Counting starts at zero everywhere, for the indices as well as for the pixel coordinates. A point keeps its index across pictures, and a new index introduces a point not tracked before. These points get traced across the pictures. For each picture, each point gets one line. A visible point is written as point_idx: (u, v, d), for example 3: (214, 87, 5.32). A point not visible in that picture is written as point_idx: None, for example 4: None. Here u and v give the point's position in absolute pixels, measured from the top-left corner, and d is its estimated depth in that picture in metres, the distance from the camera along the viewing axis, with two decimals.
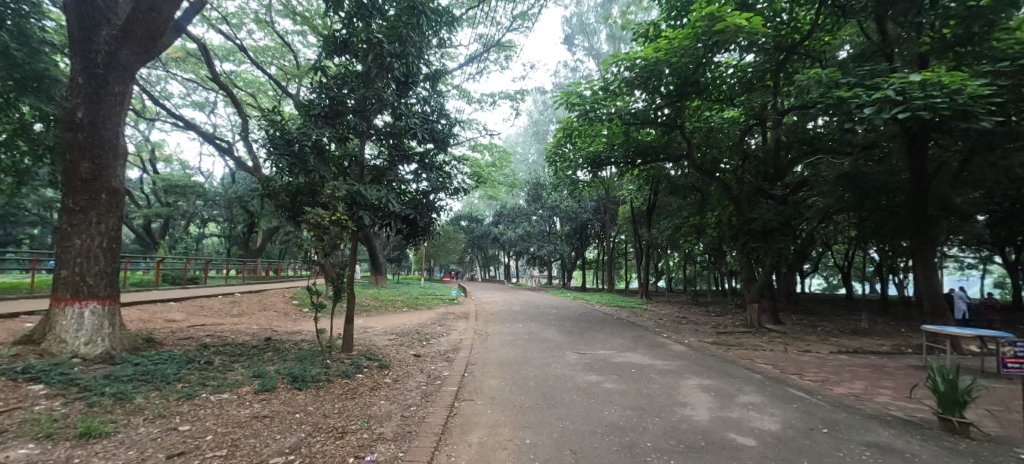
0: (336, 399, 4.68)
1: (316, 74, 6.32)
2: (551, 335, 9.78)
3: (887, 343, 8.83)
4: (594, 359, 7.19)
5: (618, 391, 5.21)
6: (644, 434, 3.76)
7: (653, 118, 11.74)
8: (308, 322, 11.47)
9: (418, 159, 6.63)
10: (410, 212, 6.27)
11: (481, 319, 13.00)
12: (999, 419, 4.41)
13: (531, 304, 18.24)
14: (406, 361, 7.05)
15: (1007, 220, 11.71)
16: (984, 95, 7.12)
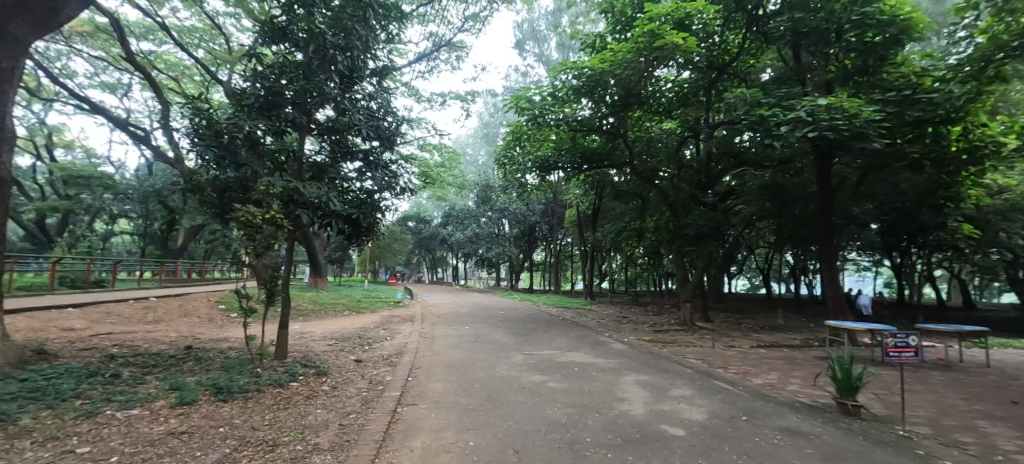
0: (266, 410, 4.45)
1: (251, 61, 5.96)
2: (498, 336, 9.87)
3: (798, 338, 9.80)
4: (539, 359, 7.37)
5: (562, 390, 5.40)
6: (585, 430, 3.94)
7: (599, 126, 12.24)
8: (238, 328, 10.73)
9: (363, 157, 6.48)
10: (354, 212, 6.11)
11: (427, 322, 12.81)
12: (884, 401, 5.08)
13: (478, 306, 18.26)
14: (346, 367, 6.85)
15: (895, 228, 13.43)
16: (877, 119, 8.16)
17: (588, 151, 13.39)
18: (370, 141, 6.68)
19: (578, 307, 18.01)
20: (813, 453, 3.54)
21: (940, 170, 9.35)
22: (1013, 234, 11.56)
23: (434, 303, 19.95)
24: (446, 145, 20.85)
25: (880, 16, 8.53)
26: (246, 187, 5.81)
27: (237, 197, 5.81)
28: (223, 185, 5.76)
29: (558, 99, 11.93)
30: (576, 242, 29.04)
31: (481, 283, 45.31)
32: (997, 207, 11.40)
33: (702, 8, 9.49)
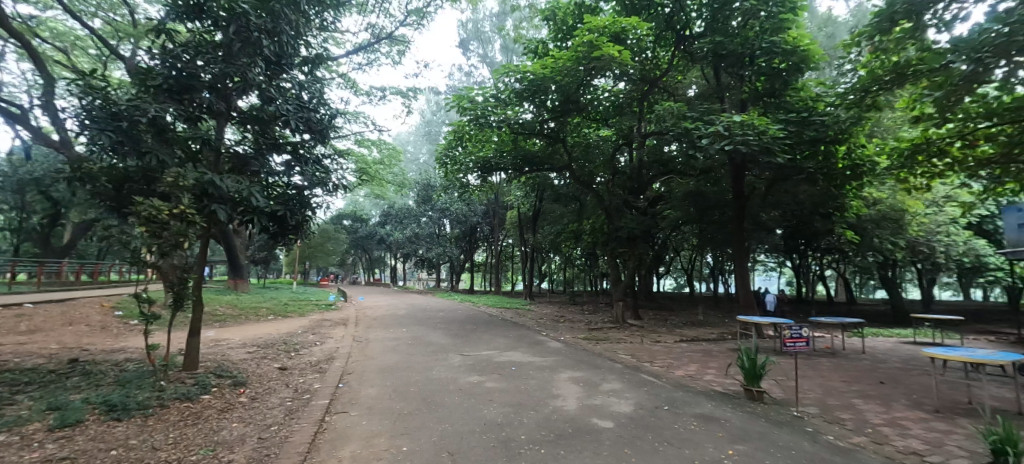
0: (170, 428, 4.10)
1: (159, 36, 5.42)
2: (435, 338, 9.80)
3: (714, 332, 10.73)
4: (477, 360, 7.44)
5: (499, 389, 5.52)
6: (519, 428, 4.09)
7: (540, 130, 12.58)
8: (139, 337, 9.66)
9: (291, 150, 6.14)
10: (280, 209, 5.75)
11: (361, 326, 12.39)
12: (783, 386, 5.76)
13: (416, 308, 17.92)
14: (268, 376, 6.48)
15: (796, 233, 15.13)
16: (780, 137, 9.18)
17: (529, 155, 13.65)
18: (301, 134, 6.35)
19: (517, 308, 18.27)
20: (723, 435, 3.95)
21: (830, 183, 10.56)
22: (883, 239, 13.49)
23: (369, 305, 19.26)
24: (385, 141, 20.20)
25: (785, 46, 9.63)
26: (151, 178, 5.33)
27: (138, 189, 5.31)
28: (122, 174, 5.23)
29: (499, 102, 12.09)
30: (516, 242, 29.46)
31: (421, 284, 44.46)
32: (872, 216, 13.27)
33: (637, 25, 10.09)
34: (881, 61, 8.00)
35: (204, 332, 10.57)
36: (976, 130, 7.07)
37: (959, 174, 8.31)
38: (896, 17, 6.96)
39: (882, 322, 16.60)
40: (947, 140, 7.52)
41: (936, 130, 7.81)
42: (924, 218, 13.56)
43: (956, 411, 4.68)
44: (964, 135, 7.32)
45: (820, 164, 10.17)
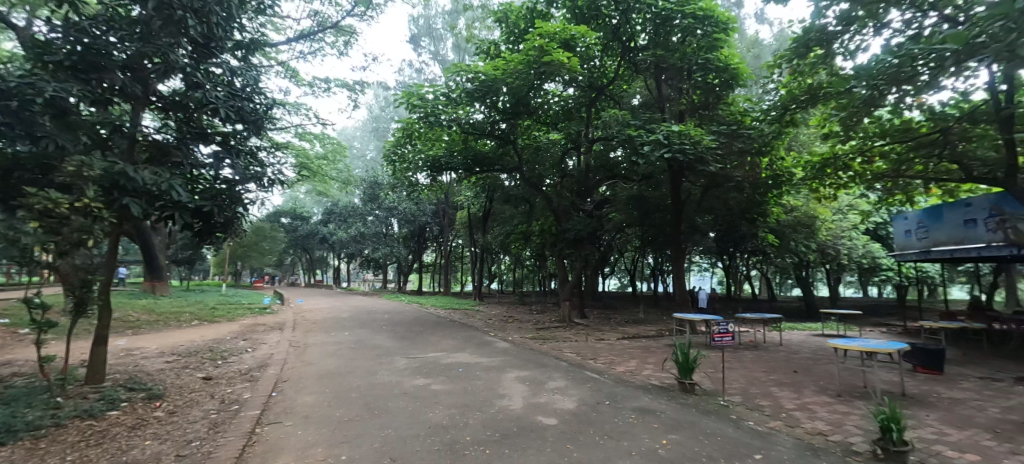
0: (67, 450, 3.73)
1: (62, 7, 4.87)
2: (380, 341, 9.57)
3: (652, 329, 11.36)
4: (423, 362, 7.39)
5: (445, 392, 5.53)
6: (465, 429, 4.14)
7: (491, 131, 12.68)
8: (31, 348, 8.58)
9: (220, 140, 5.72)
10: (206, 204, 5.16)
11: (298, 330, 11.81)
12: (712, 377, 6.25)
13: (359, 310, 17.33)
14: (189, 387, 6.04)
15: (727, 236, 16.34)
16: (712, 147, 9.91)
17: (480, 155, 13.68)
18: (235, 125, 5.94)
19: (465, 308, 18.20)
20: (658, 426, 4.24)
21: (755, 191, 11.55)
22: (799, 242, 14.92)
23: (308, 308, 18.36)
24: (328, 136, 19.54)
25: (718, 63, 10.71)
26: (46, 167, 4.77)
27: (30, 179, 4.79)
28: (9, 160, 4.62)
29: (451, 101, 12.03)
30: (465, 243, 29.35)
31: (366, 285, 43.04)
32: (790, 221, 14.65)
33: (585, 34, 10.43)
34: (798, 83, 8.87)
35: (114, 341, 9.60)
36: (872, 148, 8.06)
37: (858, 186, 9.37)
38: (811, 44, 7.87)
39: (797, 317, 18.33)
40: (850, 156, 8.48)
41: (840, 147, 8.77)
42: (833, 224, 15.17)
43: (854, 394, 5.31)
44: (864, 153, 8.29)
45: (746, 174, 11.11)
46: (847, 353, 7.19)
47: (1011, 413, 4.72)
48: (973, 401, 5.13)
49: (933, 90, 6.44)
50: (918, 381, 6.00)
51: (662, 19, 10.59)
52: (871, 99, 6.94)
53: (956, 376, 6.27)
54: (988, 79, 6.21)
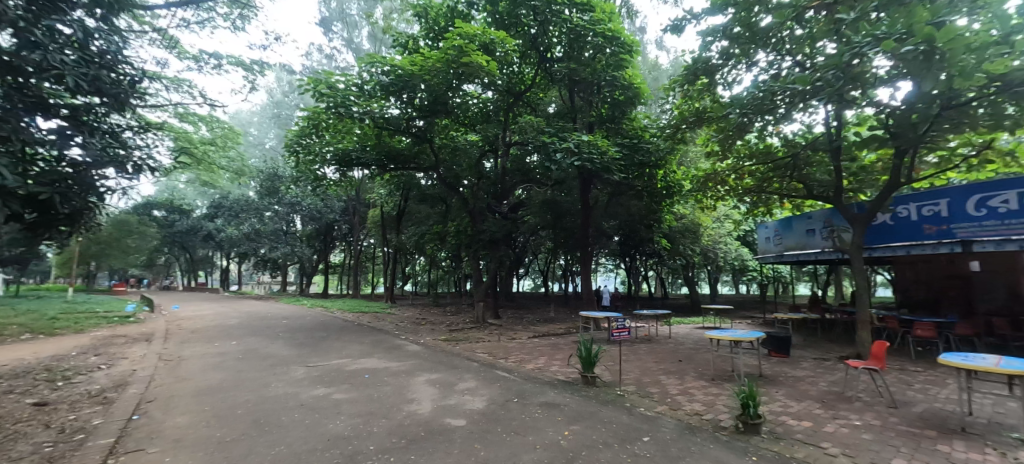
0: None
1: None
2: (274, 350, 8.87)
3: (561, 327, 12.04)
4: (325, 370, 7.04)
5: (348, 400, 5.35)
6: (368, 438, 4.08)
7: (407, 128, 12.38)
8: None
9: (67, 113, 4.73)
10: (49, 191, 4.21)
11: (172, 341, 10.43)
12: (611, 369, 6.85)
13: (250, 316, 15.77)
14: (14, 417, 5.06)
15: (630, 239, 17.81)
16: (615, 158, 10.89)
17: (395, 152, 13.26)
18: (93, 98, 5.09)
19: (374, 312, 17.51)
20: (560, 418, 4.57)
21: (652, 199, 12.82)
22: (688, 247, 16.82)
23: (187, 315, 16.26)
24: (218, 119, 17.58)
25: (624, 82, 11.86)
26: None
27: None
28: None
29: (364, 94, 11.55)
30: (377, 242, 28.21)
31: (262, 288, 39.18)
32: (680, 227, 16.50)
33: (504, 39, 10.65)
34: (688, 106, 10.07)
35: None
36: (742, 167, 9.43)
37: (732, 199, 10.76)
38: (698, 73, 9.04)
39: (684, 312, 20.58)
40: (726, 172, 9.83)
41: (720, 164, 10.14)
42: (714, 231, 17.35)
43: (724, 377, 6.21)
44: (738, 171, 9.66)
45: (645, 183, 12.26)
46: (720, 343, 8.34)
47: (835, 386, 5.88)
48: (810, 377, 6.30)
49: (786, 121, 7.71)
50: (772, 364, 7.17)
51: (574, 35, 11.24)
52: (743, 124, 8.12)
53: (799, 357, 7.60)
54: (826, 116, 7.61)
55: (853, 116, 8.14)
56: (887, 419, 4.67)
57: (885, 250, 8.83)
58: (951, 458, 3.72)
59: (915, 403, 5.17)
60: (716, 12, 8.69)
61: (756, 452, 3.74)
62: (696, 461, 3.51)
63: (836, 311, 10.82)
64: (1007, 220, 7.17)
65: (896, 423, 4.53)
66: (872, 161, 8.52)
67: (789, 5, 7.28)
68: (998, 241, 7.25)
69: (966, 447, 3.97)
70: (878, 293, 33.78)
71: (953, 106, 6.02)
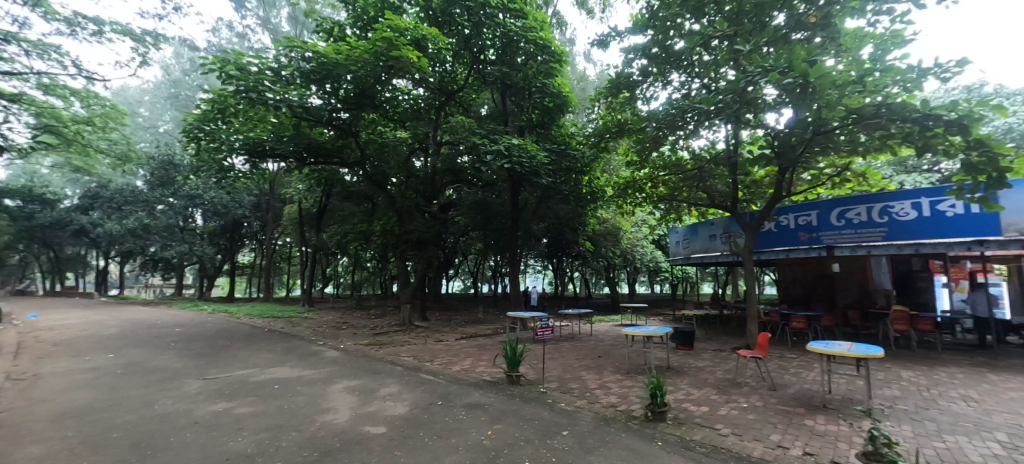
0: None
1: None
2: (163, 363, 7.98)
3: (489, 328, 12.25)
4: (225, 383, 6.51)
5: (253, 414, 5.02)
6: (277, 454, 3.90)
7: (329, 119, 11.74)
8: None
9: None
10: None
11: (27, 356, 8.92)
12: (535, 368, 7.14)
13: (135, 324, 13.95)
14: None
15: (556, 242, 18.53)
16: (544, 162, 11.31)
17: (317, 145, 12.59)
18: None
19: (289, 316, 16.37)
20: (483, 419, 4.69)
21: (578, 204, 13.51)
22: (609, 249, 17.92)
23: (49, 325, 13.92)
24: (97, 95, 15.12)
25: (553, 90, 12.43)
26: None
27: None
28: None
29: (281, 80, 10.70)
30: (293, 242, 26.58)
31: (150, 292, 34.63)
32: (603, 231, 17.51)
33: (437, 37, 10.45)
34: (612, 117, 10.78)
35: None
36: (659, 176, 10.24)
37: (649, 205, 11.59)
38: (620, 86, 9.64)
39: (604, 311, 21.81)
40: (643, 181, 10.68)
41: (638, 173, 10.98)
42: (633, 234, 18.59)
43: (637, 370, 6.76)
44: (653, 180, 10.47)
45: (572, 188, 12.78)
46: (634, 338, 9.02)
47: (729, 373, 6.67)
48: (709, 367, 7.07)
49: (694, 136, 8.55)
50: (678, 356, 7.92)
51: (507, 40, 11.46)
52: (657, 135, 8.81)
53: (701, 349, 8.47)
54: (726, 135, 8.57)
55: (747, 136, 9.24)
56: (768, 400, 5.41)
57: (770, 253, 10.17)
58: (814, 430, 4.43)
59: (791, 385, 6.03)
60: (637, 31, 9.40)
61: (661, 438, 4.16)
62: (608, 450, 3.82)
63: (731, 306, 12.11)
64: (860, 229, 8.64)
65: (775, 404, 5.26)
66: (761, 176, 9.75)
67: (698, 33, 8.06)
68: (853, 247, 8.70)
69: (827, 421, 4.74)
70: (766, 291, 38.51)
71: (821, 133, 7.10)
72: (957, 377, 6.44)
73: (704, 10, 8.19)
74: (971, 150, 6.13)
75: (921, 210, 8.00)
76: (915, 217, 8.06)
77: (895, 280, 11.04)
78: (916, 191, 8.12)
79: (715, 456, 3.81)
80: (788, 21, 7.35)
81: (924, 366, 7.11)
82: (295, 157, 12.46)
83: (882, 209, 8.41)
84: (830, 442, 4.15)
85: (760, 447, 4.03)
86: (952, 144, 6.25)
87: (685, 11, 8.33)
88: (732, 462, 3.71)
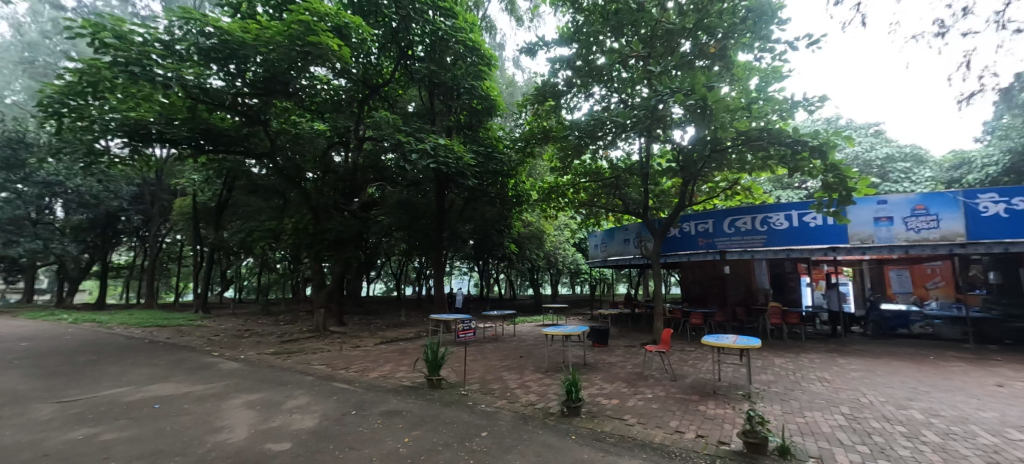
0: None
1: None
2: (3, 385, 6.74)
3: (411, 332, 12.04)
4: (89, 406, 5.70)
5: (124, 439, 4.48)
6: None
7: (232, 104, 10.65)
8: None
9: None
10: None
11: None
12: (456, 371, 7.19)
13: None
14: None
15: (482, 244, 18.67)
16: (471, 164, 11.38)
17: (218, 130, 11.11)
18: None
19: (179, 325, 14.65)
20: (400, 426, 4.66)
21: (504, 206, 13.75)
22: (533, 251, 18.45)
23: None
24: None
25: (482, 92, 12.58)
26: None
27: None
28: None
29: (173, 55, 9.59)
30: (185, 239, 23.88)
31: None
32: (527, 234, 18.00)
33: (360, 25, 9.95)
34: (537, 124, 11.19)
35: None
36: (580, 182, 10.77)
37: (571, 210, 12.07)
38: (546, 95, 10.02)
39: (528, 311, 22.44)
40: (566, 187, 11.16)
41: (562, 178, 11.45)
42: (555, 237, 19.35)
43: (555, 368, 7.10)
44: (575, 186, 10.95)
45: (498, 191, 13.15)
46: (553, 337, 9.45)
47: (637, 367, 7.28)
48: (620, 362, 7.65)
49: (612, 146, 9.13)
50: (593, 353, 8.44)
51: (437, 38, 11.34)
52: (578, 142, 9.25)
53: (614, 346, 9.11)
54: (640, 148, 9.30)
55: (658, 149, 10.08)
56: (669, 390, 6.01)
57: (675, 257, 11.23)
58: (705, 415, 5.03)
59: (689, 375, 6.75)
60: (563, 43, 9.80)
61: (575, 432, 4.45)
62: (525, 448, 4.01)
63: (641, 305, 13.12)
64: (746, 236, 9.88)
65: (675, 393, 5.86)
66: (668, 187, 10.73)
67: (617, 51, 8.64)
68: (741, 252, 9.90)
69: (716, 405, 5.40)
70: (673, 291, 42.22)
71: (717, 151, 7.96)
72: (816, 362, 7.65)
73: (623, 30, 8.80)
74: (829, 173, 7.31)
75: (792, 221, 9.32)
76: (787, 227, 9.35)
77: (773, 280, 12.79)
78: (788, 204, 9.43)
79: (622, 445, 4.17)
80: (693, 49, 8.22)
81: (792, 353, 8.34)
82: (191, 142, 10.99)
83: (763, 220, 9.66)
84: (718, 424, 4.74)
85: (660, 433, 4.49)
86: (814, 167, 7.44)
87: (606, 29, 8.93)
88: (636, 449, 4.09)
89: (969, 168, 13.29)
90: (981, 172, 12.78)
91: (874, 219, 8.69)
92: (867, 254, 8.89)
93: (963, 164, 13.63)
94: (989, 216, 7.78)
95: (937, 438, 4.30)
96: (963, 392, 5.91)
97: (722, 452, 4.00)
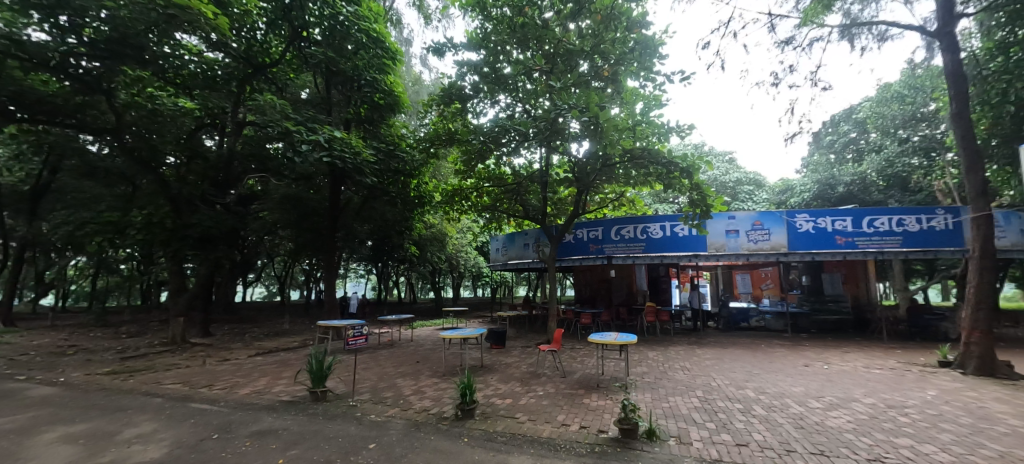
0: None
1: None
2: None
3: (294, 340, 10.99)
4: None
5: None
6: None
7: (61, 66, 8.38)
8: None
9: None
10: None
11: None
12: (344, 381, 6.77)
13: None
14: None
15: (379, 245, 17.87)
16: (370, 161, 10.86)
17: (35, 95, 8.63)
18: None
19: None
20: (274, 446, 4.27)
21: (405, 206, 13.36)
22: (435, 254, 18.20)
23: None
24: None
25: (384, 86, 12.16)
26: None
27: None
28: None
29: None
30: None
31: None
32: (429, 236, 17.73)
33: None
34: (442, 125, 11.08)
35: None
36: (483, 186, 10.95)
37: (474, 213, 12.15)
38: (452, 97, 10.02)
39: (426, 314, 22.00)
40: (470, 190, 11.22)
41: (466, 181, 11.46)
42: (457, 240, 19.34)
43: (452, 372, 7.11)
44: (479, 190, 11.12)
45: (399, 190, 12.71)
46: (451, 340, 9.45)
47: (531, 366, 7.64)
48: (515, 363, 7.93)
49: (515, 154, 9.48)
50: (491, 355, 8.65)
51: (337, 23, 10.63)
52: (484, 146, 9.36)
53: (510, 347, 9.42)
54: (540, 157, 9.78)
55: (556, 161, 10.74)
56: (559, 386, 6.44)
57: (570, 261, 11.97)
58: (589, 407, 5.50)
59: (577, 371, 7.28)
60: (471, 48, 9.78)
61: (467, 434, 4.52)
62: (415, 455, 3.98)
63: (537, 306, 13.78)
64: (629, 243, 10.98)
65: (564, 389, 6.29)
66: (565, 196, 11.49)
67: (522, 63, 9.04)
68: (625, 257, 10.99)
69: (599, 398, 5.92)
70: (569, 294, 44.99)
71: (607, 165, 8.75)
72: (681, 353, 8.82)
73: (528, 43, 9.17)
74: (694, 191, 8.48)
75: (665, 231, 10.65)
76: (661, 236, 10.66)
77: (649, 282, 14.38)
78: (662, 216, 10.74)
79: (511, 442, 4.36)
80: (590, 70, 8.94)
81: (662, 347, 9.49)
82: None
83: (643, 229, 10.84)
84: (598, 415, 5.21)
85: (548, 428, 4.79)
86: (683, 185, 8.55)
87: (512, 40, 9.19)
88: (525, 445, 4.31)
89: (791, 193, 16.29)
90: (799, 197, 15.72)
91: (726, 231, 10.28)
92: (720, 260, 10.48)
93: (786, 190, 16.67)
94: (803, 231, 9.85)
95: (762, 412, 5.29)
96: (782, 372, 7.34)
97: (601, 440, 4.42)
